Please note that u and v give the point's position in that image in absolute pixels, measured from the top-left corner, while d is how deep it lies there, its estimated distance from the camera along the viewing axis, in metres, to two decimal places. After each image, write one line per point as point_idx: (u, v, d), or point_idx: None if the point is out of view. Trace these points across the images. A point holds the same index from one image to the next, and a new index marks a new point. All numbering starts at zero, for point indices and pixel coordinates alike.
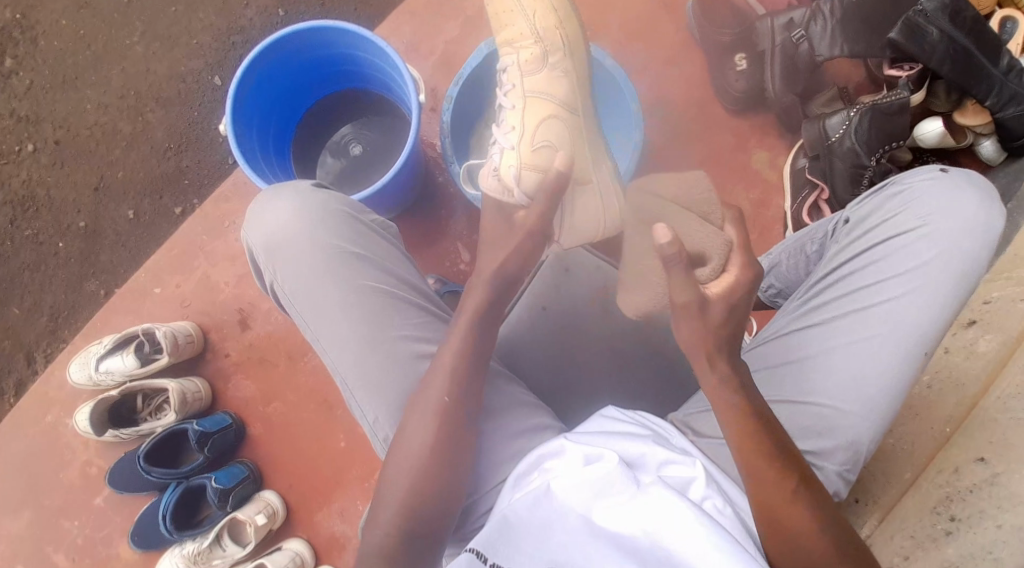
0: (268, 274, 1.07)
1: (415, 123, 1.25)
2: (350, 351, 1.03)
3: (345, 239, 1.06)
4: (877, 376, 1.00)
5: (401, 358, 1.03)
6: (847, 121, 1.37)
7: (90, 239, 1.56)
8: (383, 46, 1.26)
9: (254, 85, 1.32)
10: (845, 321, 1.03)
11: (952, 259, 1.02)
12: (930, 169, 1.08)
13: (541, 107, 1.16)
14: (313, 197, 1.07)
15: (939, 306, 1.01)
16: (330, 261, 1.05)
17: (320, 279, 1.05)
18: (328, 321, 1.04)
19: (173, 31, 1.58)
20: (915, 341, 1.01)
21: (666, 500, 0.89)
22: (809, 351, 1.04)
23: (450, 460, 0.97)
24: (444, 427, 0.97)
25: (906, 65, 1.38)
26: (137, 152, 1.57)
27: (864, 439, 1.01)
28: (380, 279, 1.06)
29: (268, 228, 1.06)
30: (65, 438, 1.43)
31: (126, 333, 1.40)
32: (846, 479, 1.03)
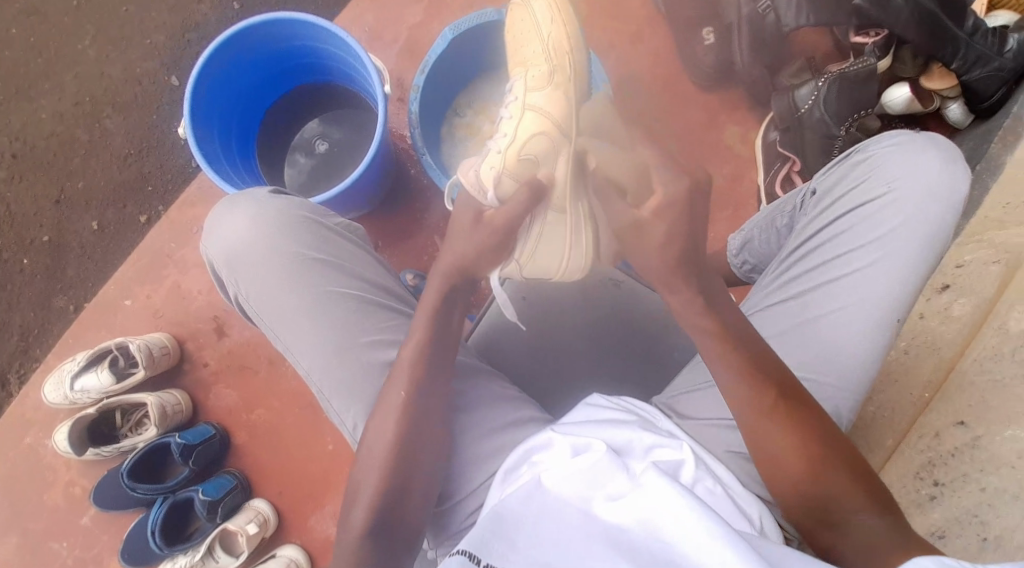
0: (231, 287, 1.05)
1: (382, 114, 1.22)
2: (321, 360, 1.01)
3: (308, 245, 1.04)
4: (851, 347, 1.01)
5: (374, 363, 1.02)
6: (815, 91, 1.37)
7: (55, 254, 1.52)
8: (344, 36, 1.23)
9: (212, 85, 1.28)
10: (816, 292, 1.04)
11: (920, 223, 1.02)
12: (893, 134, 1.07)
13: (538, 121, 1.02)
14: (272, 205, 1.05)
15: (910, 271, 1.01)
16: (293, 270, 1.03)
17: (286, 289, 1.03)
18: (295, 331, 1.02)
19: (125, 33, 1.53)
20: (887, 309, 1.01)
21: (657, 484, 0.89)
22: (783, 325, 1.04)
23: (425, 454, 0.98)
24: (417, 423, 0.97)
25: (872, 31, 1.39)
26: (97, 160, 1.53)
27: (843, 407, 1.01)
28: (346, 284, 1.04)
29: (228, 239, 1.04)
30: (45, 459, 1.40)
31: (99, 349, 1.37)
32: None
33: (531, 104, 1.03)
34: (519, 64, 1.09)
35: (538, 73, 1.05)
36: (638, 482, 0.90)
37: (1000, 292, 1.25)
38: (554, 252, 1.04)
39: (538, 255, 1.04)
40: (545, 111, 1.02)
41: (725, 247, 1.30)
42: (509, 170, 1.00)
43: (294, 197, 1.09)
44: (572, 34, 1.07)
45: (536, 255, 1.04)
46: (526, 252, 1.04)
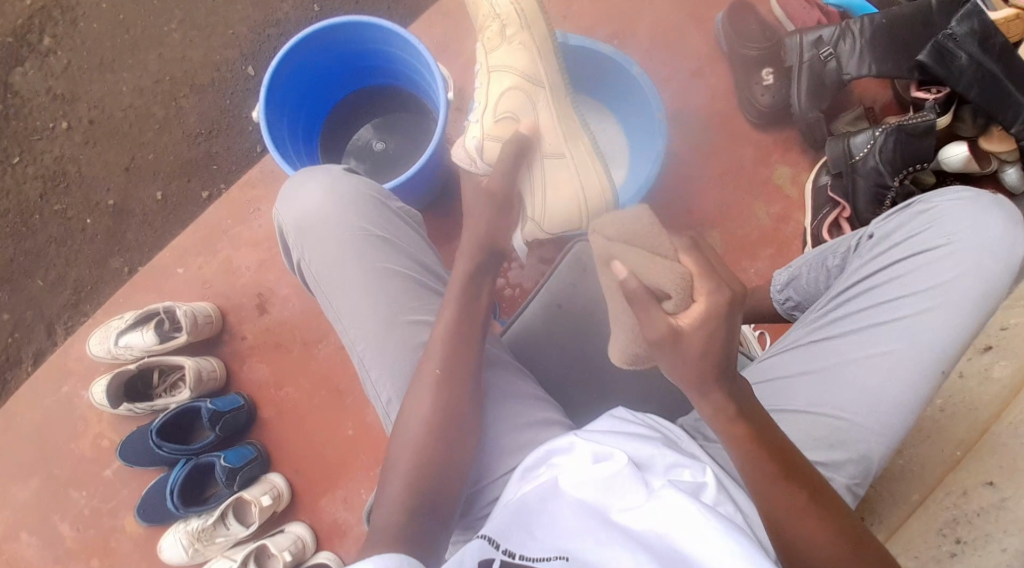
0: (294, 252, 1.09)
1: (443, 119, 1.26)
2: (368, 333, 1.04)
3: (371, 221, 1.09)
4: (893, 392, 1.01)
5: (416, 340, 1.04)
6: (872, 139, 1.38)
7: (118, 217, 1.57)
8: (415, 44, 1.28)
9: (289, 75, 1.34)
10: (861, 335, 1.04)
11: (974, 279, 1.02)
12: (959, 189, 1.07)
13: (509, 81, 1.18)
14: (344, 180, 1.10)
15: (959, 327, 1.01)
16: (356, 243, 1.07)
17: (344, 259, 1.06)
18: (348, 299, 1.06)
19: (211, 20, 1.60)
20: (932, 359, 1.01)
21: (678, 501, 0.88)
22: (825, 362, 1.05)
23: (456, 441, 0.98)
24: (452, 410, 0.99)
25: (934, 88, 1.39)
26: (169, 135, 1.58)
27: (879, 450, 1.00)
28: (403, 265, 1.08)
29: (300, 206, 1.09)
30: (80, 410, 1.45)
31: (147, 310, 1.42)
32: (855, 493, 1.02)
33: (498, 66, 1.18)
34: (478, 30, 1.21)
35: (495, 31, 1.18)
36: (658, 497, 0.89)
37: None
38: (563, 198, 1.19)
39: (549, 202, 1.19)
40: (510, 68, 1.18)
41: (769, 281, 1.29)
42: (498, 133, 1.17)
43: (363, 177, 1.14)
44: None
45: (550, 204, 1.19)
46: (538, 206, 1.18)
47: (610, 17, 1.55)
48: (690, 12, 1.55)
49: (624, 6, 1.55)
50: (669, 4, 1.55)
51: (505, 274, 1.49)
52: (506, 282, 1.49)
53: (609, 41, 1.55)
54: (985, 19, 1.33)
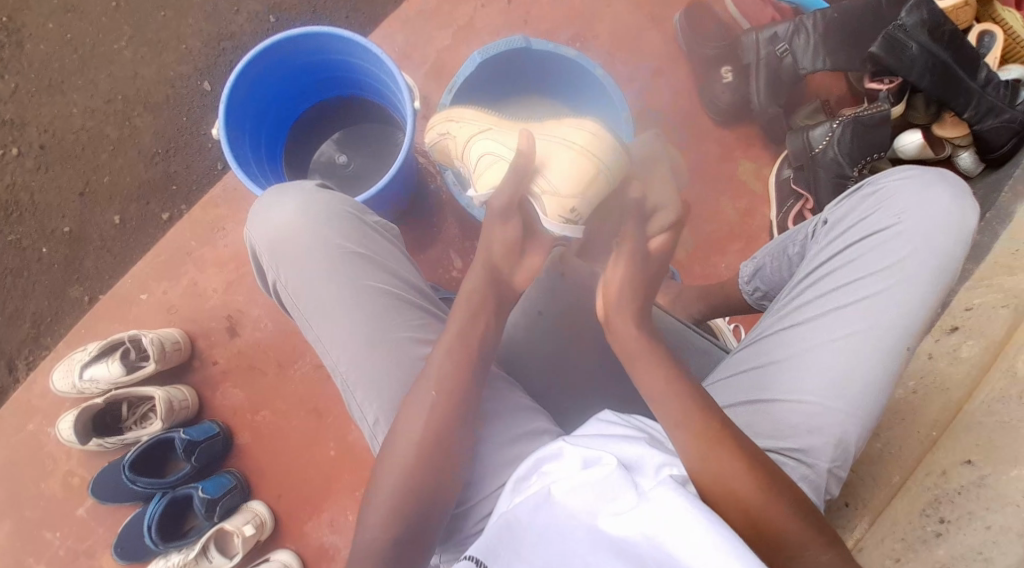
0: (270, 273, 1.06)
1: (410, 129, 1.25)
2: (351, 352, 1.02)
3: (348, 238, 1.06)
4: (861, 373, 1.00)
5: (404, 359, 1.02)
6: (830, 132, 1.41)
7: (74, 245, 1.51)
8: (376, 51, 1.26)
9: (248, 90, 1.31)
10: (826, 319, 1.03)
11: (929, 254, 1.02)
12: (904, 168, 1.08)
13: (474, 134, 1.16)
14: (316, 197, 1.07)
15: (919, 301, 1.01)
16: (332, 262, 1.04)
17: (323, 278, 1.04)
18: (328, 319, 1.03)
19: (162, 36, 1.55)
20: (896, 336, 1.01)
21: (670, 503, 0.84)
22: (791, 350, 1.03)
23: (444, 460, 0.96)
24: (444, 425, 0.96)
25: (887, 78, 1.43)
26: (124, 156, 1.53)
27: (852, 431, 1.00)
28: (381, 280, 1.05)
29: (272, 226, 1.05)
30: (47, 448, 1.40)
31: (111, 341, 1.38)
32: (836, 475, 1.01)
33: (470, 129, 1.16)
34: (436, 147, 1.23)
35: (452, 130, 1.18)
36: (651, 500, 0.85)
37: (1010, 334, 1.20)
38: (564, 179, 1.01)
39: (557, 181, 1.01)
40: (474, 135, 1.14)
41: (737, 276, 1.31)
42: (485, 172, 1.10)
43: (336, 192, 1.11)
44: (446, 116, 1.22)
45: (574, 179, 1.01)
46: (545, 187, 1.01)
47: (569, 19, 1.55)
48: (648, 11, 1.56)
49: (582, 7, 1.56)
50: (627, 5, 1.56)
51: None
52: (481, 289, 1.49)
53: (570, 43, 1.55)
54: (933, 9, 1.36)
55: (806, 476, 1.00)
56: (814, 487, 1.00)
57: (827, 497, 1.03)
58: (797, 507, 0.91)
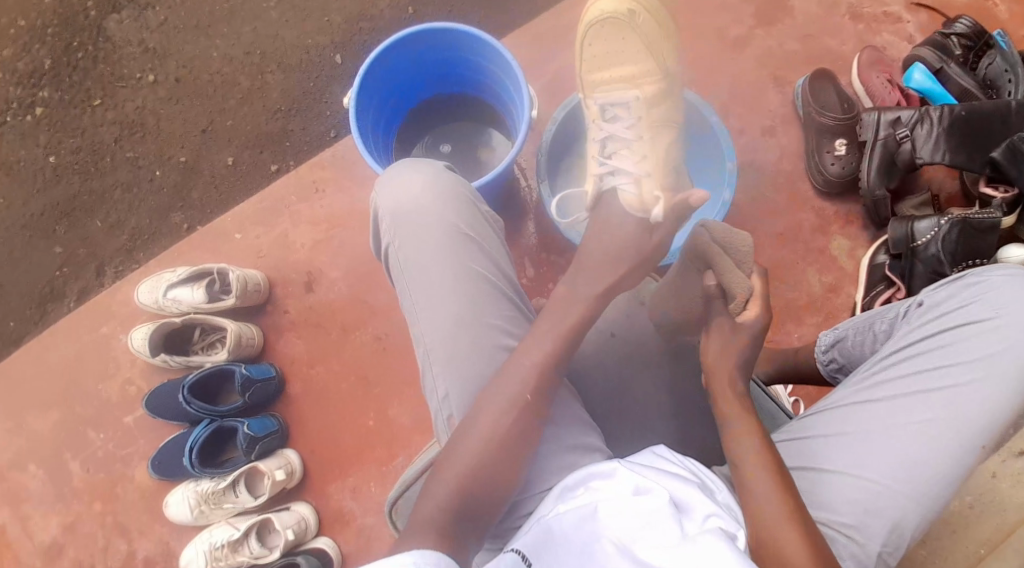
0: (384, 239, 1.08)
1: (523, 135, 1.28)
2: (443, 327, 1.03)
3: (463, 221, 1.08)
4: (932, 458, 0.96)
5: (488, 343, 1.03)
6: (936, 227, 1.37)
7: (185, 174, 1.59)
8: (507, 56, 1.31)
9: (386, 67, 1.37)
10: (906, 400, 1.00)
11: (1023, 354, 1.00)
12: (1008, 268, 1.06)
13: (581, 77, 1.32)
14: (443, 178, 1.10)
15: (1005, 401, 0.98)
16: (445, 240, 1.06)
17: (429, 250, 1.06)
18: (428, 292, 1.04)
19: (309, 4, 1.63)
20: (976, 430, 0.98)
21: (719, 547, 0.83)
22: (862, 422, 1.00)
23: (515, 457, 0.96)
24: (525, 420, 0.97)
25: (1002, 186, 1.41)
26: (249, 107, 1.61)
27: (914, 516, 0.95)
28: (484, 266, 1.06)
29: (399, 196, 1.08)
30: (116, 352, 1.47)
31: (200, 269, 1.42)
32: (887, 561, 0.97)
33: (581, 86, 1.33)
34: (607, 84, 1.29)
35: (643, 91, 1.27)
36: (693, 541, 0.85)
37: None
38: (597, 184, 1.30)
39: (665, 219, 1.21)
40: (661, 120, 1.27)
41: (813, 344, 1.26)
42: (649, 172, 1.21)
43: (460, 178, 1.14)
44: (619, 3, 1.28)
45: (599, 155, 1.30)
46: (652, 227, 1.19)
47: (693, 69, 1.59)
48: (771, 74, 1.58)
49: (706, 61, 1.59)
50: (753, 67, 1.58)
51: (546, 294, 1.52)
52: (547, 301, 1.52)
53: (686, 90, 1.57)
54: None
55: (853, 554, 0.95)
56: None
57: None
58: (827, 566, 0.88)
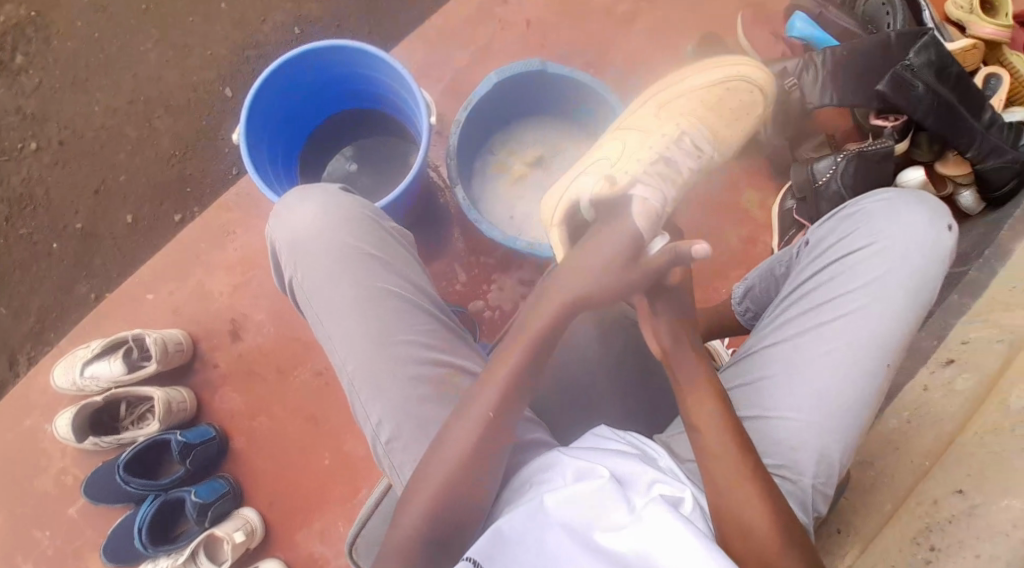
0: (288, 271, 1.02)
1: (426, 143, 1.23)
2: (359, 352, 0.97)
3: (362, 239, 1.01)
4: (836, 393, 0.96)
5: (413, 360, 0.97)
6: (833, 165, 1.42)
7: (85, 242, 1.52)
8: (397, 66, 1.25)
9: (270, 97, 1.29)
10: (804, 339, 0.99)
11: (905, 274, 0.98)
12: (883, 188, 1.04)
13: (675, 96, 1.31)
14: (335, 197, 1.03)
15: (897, 322, 0.97)
16: (346, 262, 0.99)
17: (336, 277, 0.99)
18: (338, 318, 0.98)
19: (188, 40, 1.57)
20: (873, 357, 0.97)
21: (663, 517, 0.90)
22: (769, 369, 1.00)
23: (486, 473, 0.93)
24: (487, 440, 0.93)
25: (892, 116, 1.45)
26: (141, 157, 1.54)
27: (832, 449, 0.95)
28: (391, 282, 1.00)
29: (292, 224, 1.01)
30: (43, 445, 1.41)
31: (115, 338, 1.37)
32: (824, 492, 0.97)
33: (664, 102, 1.31)
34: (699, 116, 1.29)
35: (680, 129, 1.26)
36: (644, 518, 0.91)
37: (1004, 367, 1.19)
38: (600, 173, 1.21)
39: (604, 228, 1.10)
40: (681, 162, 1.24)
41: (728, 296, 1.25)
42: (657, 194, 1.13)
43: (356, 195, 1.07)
44: (762, 72, 1.34)
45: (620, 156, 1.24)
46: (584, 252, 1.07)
47: (588, 45, 1.57)
48: (662, 44, 1.57)
49: (597, 35, 1.57)
50: (643, 36, 1.57)
51: (483, 296, 1.48)
52: (484, 305, 1.48)
53: (585, 68, 1.56)
54: (942, 50, 1.36)
55: (792, 492, 0.97)
56: (799, 504, 0.97)
57: (816, 514, 0.99)
58: (783, 521, 0.92)
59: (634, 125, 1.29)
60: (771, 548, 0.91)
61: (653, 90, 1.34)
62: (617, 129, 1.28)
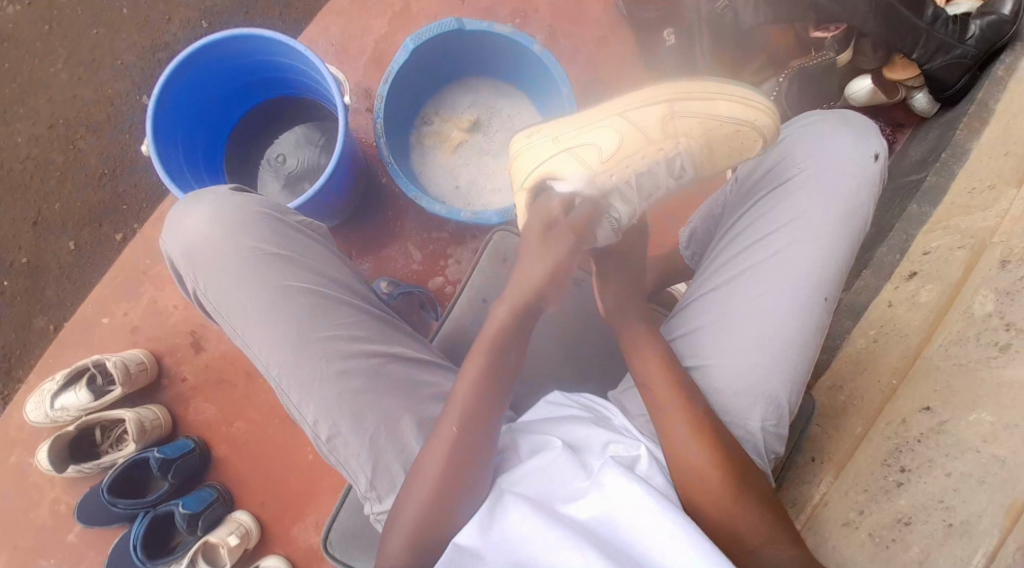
0: (189, 282, 0.97)
1: (342, 123, 1.20)
2: (279, 354, 0.94)
3: (265, 240, 0.97)
4: (777, 331, 0.94)
5: (341, 354, 0.95)
6: (777, 86, 1.43)
7: (34, 275, 1.52)
8: (300, 47, 1.20)
9: (173, 97, 1.24)
10: (741, 279, 0.97)
11: (836, 201, 0.96)
12: (806, 117, 1.01)
13: (686, 110, 1.02)
14: (229, 199, 0.98)
15: (831, 251, 0.95)
16: (249, 265, 0.95)
17: (243, 281, 0.95)
18: (251, 322, 0.95)
19: (97, 54, 1.54)
20: (811, 290, 0.95)
21: (619, 478, 0.88)
22: (710, 312, 0.97)
23: (463, 483, 0.91)
24: (457, 454, 0.91)
25: (832, 26, 1.39)
26: (70, 181, 1.53)
27: (779, 389, 0.94)
28: (303, 279, 0.97)
29: (184, 234, 0.96)
30: (32, 478, 1.42)
31: (76, 367, 1.38)
32: (777, 434, 0.96)
33: (685, 96, 1.03)
34: (694, 116, 1.02)
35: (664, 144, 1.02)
36: (599, 483, 0.89)
37: (967, 272, 1.13)
38: (581, 166, 1.02)
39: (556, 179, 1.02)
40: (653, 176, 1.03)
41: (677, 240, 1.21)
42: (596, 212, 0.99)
43: (255, 194, 1.02)
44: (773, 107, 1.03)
45: (614, 151, 1.02)
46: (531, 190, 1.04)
47: None
48: None
49: None
50: None
51: (442, 273, 1.45)
52: (444, 280, 1.45)
53: (509, 18, 1.50)
54: None
55: (744, 438, 0.95)
56: (754, 449, 0.96)
57: (774, 456, 0.98)
58: (733, 470, 0.91)
59: (634, 118, 1.02)
60: (728, 498, 0.90)
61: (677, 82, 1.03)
62: (617, 114, 1.03)
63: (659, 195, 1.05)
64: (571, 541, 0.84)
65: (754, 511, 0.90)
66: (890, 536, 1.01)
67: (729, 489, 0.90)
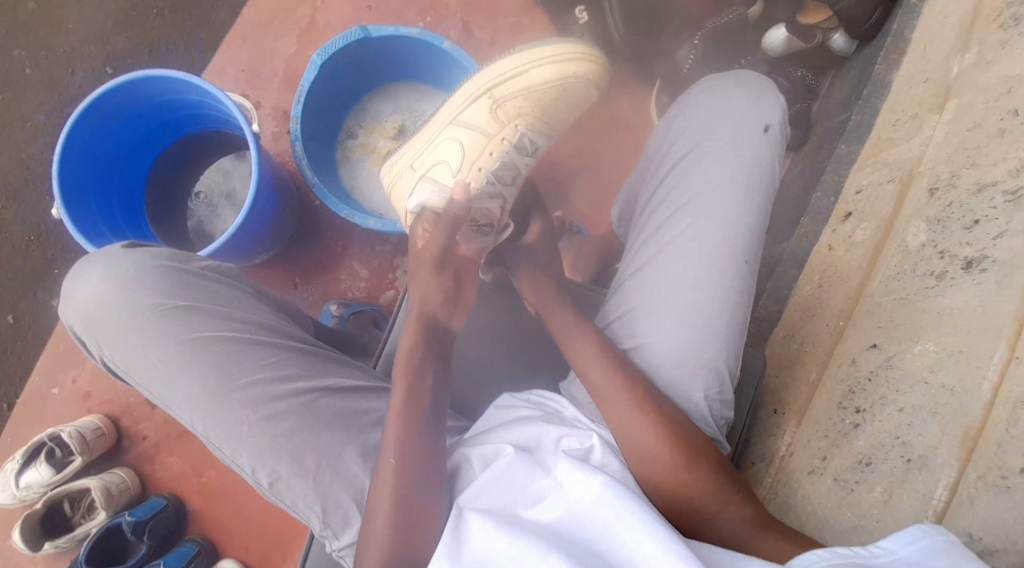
0: (98, 350, 0.96)
1: (253, 151, 1.17)
2: (203, 408, 0.93)
3: (167, 294, 0.95)
4: (702, 301, 0.93)
5: (265, 398, 0.94)
6: (692, 51, 1.40)
7: None
8: (198, 81, 1.18)
9: (79, 158, 1.23)
10: (658, 256, 0.96)
11: (739, 163, 0.95)
12: (700, 84, 1.01)
13: (507, 94, 1.04)
14: (125, 260, 0.96)
15: (742, 212, 0.95)
16: (146, 324, 0.94)
17: (145, 341, 0.94)
18: (166, 380, 0.94)
19: (7, 119, 1.53)
20: (730, 255, 0.94)
21: (576, 473, 0.86)
22: (635, 293, 0.97)
23: (417, 508, 0.89)
24: (404, 477, 0.89)
25: None
26: (0, 252, 1.50)
27: (714, 358, 0.93)
28: (212, 326, 0.95)
29: (82, 306, 0.94)
30: (12, 561, 1.40)
31: (34, 444, 1.37)
32: (723, 401, 0.96)
33: (501, 84, 1.04)
34: (513, 94, 1.04)
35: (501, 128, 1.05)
36: (555, 480, 0.87)
37: (897, 208, 1.13)
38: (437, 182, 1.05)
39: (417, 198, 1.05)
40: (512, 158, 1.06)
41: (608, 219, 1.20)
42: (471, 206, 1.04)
43: (156, 247, 1.00)
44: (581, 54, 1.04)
45: (461, 160, 1.04)
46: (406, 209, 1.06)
47: None
48: None
49: None
50: None
51: (392, 285, 1.44)
52: (395, 293, 1.44)
53: (420, 19, 1.49)
54: None
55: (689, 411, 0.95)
56: (702, 420, 0.95)
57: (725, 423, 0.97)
58: (685, 445, 0.91)
59: (464, 120, 1.05)
60: (684, 474, 0.90)
61: (487, 70, 1.05)
62: (451, 123, 1.05)
63: (521, 175, 1.07)
64: (531, 544, 0.81)
65: (712, 480, 0.90)
66: (854, 479, 1.00)
67: (682, 464, 0.90)
